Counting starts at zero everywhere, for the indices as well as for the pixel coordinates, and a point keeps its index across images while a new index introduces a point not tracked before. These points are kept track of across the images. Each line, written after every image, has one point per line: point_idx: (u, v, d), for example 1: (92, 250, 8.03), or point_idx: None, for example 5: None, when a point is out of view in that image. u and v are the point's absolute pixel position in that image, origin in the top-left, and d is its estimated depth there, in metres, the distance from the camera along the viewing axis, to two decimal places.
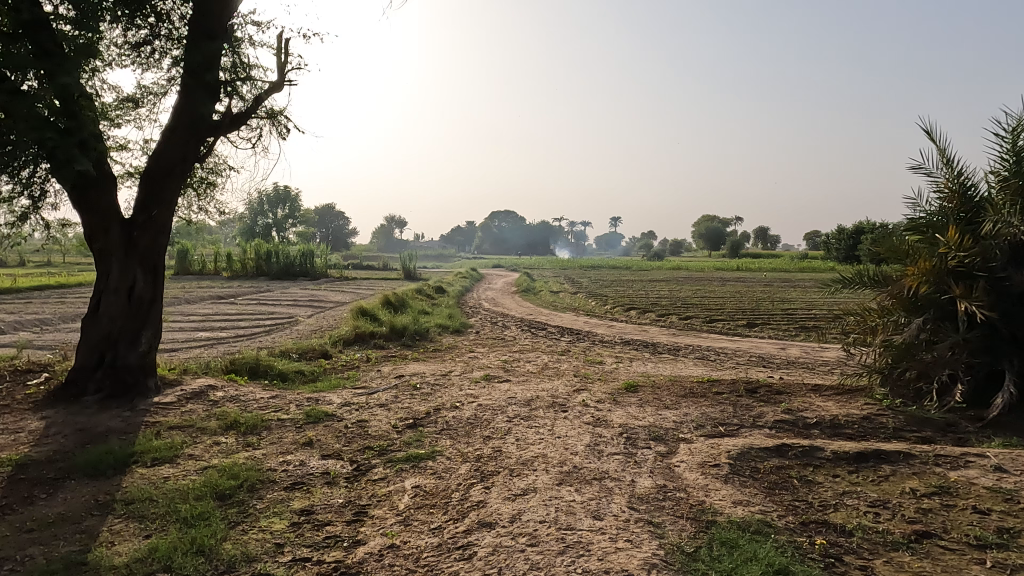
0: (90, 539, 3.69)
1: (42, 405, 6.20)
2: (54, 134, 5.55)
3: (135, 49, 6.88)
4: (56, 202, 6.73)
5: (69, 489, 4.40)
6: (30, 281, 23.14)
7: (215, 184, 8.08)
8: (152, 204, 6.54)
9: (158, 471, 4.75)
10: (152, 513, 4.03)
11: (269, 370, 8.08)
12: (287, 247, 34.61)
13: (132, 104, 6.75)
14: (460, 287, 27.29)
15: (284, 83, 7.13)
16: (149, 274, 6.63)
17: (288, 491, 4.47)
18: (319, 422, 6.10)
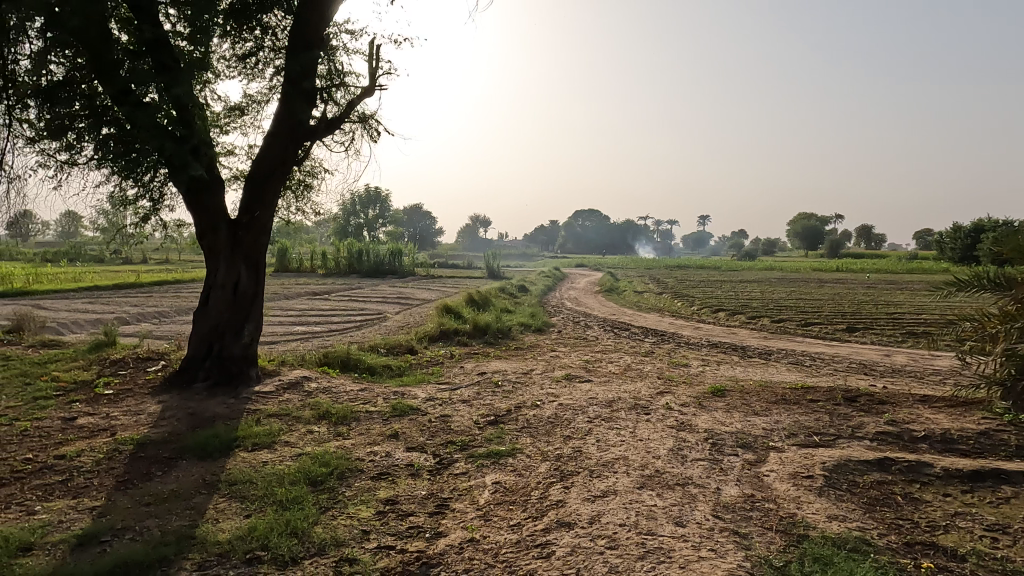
0: (198, 515, 4.00)
1: (160, 390, 6.79)
2: (171, 142, 6.06)
3: (242, 61, 7.38)
4: (174, 205, 7.34)
5: (181, 468, 4.78)
6: (152, 278, 25.42)
7: (311, 186, 8.53)
8: (255, 206, 6.96)
9: (257, 456, 5.06)
10: (252, 494, 4.32)
11: (358, 363, 8.44)
12: (376, 246, 36.05)
13: (239, 113, 7.23)
14: (543, 286, 27.45)
15: (375, 88, 7.40)
16: (252, 270, 7.08)
17: (375, 480, 4.64)
18: (404, 415, 6.30)
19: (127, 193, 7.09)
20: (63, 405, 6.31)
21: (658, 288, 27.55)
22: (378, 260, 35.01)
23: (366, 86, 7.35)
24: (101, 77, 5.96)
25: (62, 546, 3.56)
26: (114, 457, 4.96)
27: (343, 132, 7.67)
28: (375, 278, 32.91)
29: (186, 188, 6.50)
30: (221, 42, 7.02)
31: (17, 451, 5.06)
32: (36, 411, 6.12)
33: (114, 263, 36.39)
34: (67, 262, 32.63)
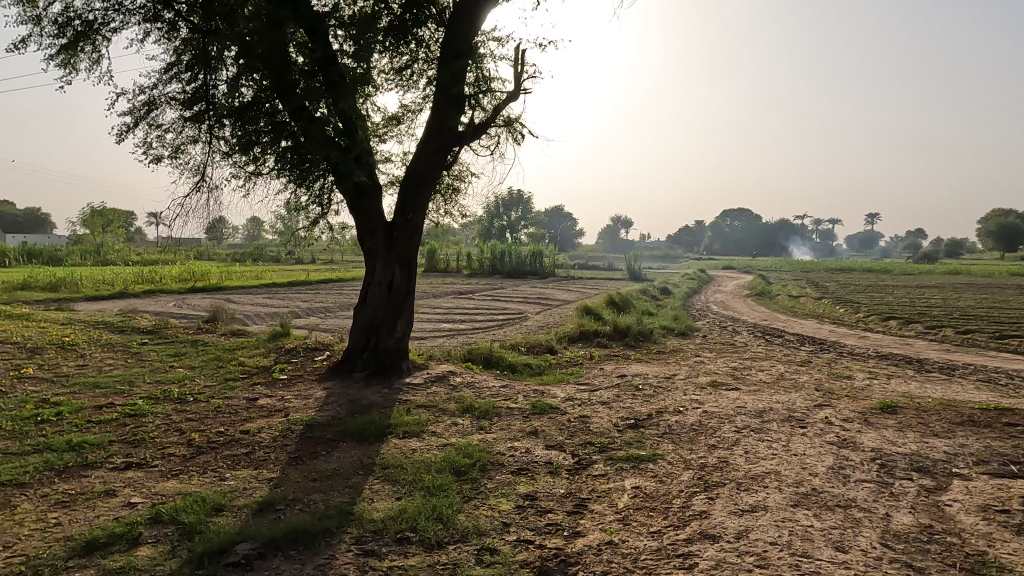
0: (356, 494, 4.35)
1: (325, 377, 7.48)
2: (337, 152, 6.64)
3: (398, 74, 7.90)
4: (338, 210, 8.04)
5: (342, 450, 5.23)
6: (320, 277, 28.12)
7: (459, 189, 8.93)
8: (408, 209, 7.41)
9: (407, 443, 5.39)
10: (403, 479, 4.61)
11: (500, 361, 8.70)
12: (518, 247, 36.92)
13: (395, 122, 7.75)
14: (687, 288, 26.44)
15: (520, 91, 7.57)
16: (405, 270, 7.54)
17: (515, 475, 4.75)
18: (544, 413, 6.38)
19: (300, 199, 7.89)
20: (247, 386, 7.19)
21: (815, 291, 26.01)
22: (520, 261, 35.83)
23: (511, 90, 7.55)
24: (281, 95, 6.68)
25: (245, 510, 4.04)
26: (287, 435, 5.54)
27: (490, 136, 7.94)
28: (517, 279, 33.70)
29: (349, 192, 7.11)
30: (381, 57, 7.57)
31: (213, 424, 5.83)
32: (226, 391, 7.03)
33: (289, 264, 40.77)
34: (251, 262, 37.13)
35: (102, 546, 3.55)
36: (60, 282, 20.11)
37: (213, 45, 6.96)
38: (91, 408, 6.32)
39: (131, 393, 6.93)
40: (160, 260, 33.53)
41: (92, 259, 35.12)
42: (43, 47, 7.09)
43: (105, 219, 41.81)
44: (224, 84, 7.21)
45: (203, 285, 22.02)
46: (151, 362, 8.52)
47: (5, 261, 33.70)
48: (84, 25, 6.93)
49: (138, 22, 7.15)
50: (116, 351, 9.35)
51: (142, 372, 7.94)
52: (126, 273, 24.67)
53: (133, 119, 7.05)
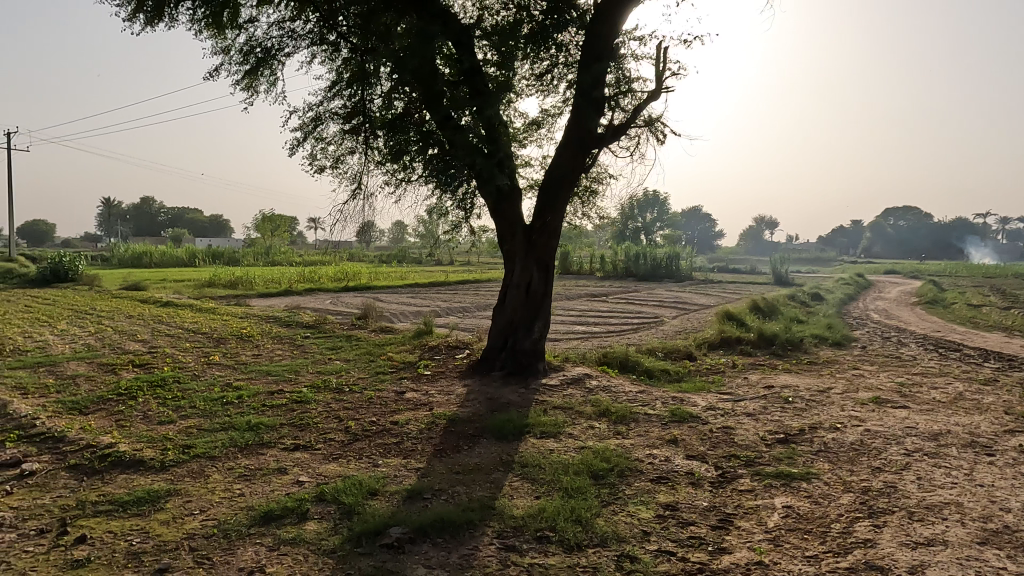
0: (497, 489, 4.48)
1: (465, 374, 7.80)
2: (481, 158, 6.89)
3: (539, 79, 8.04)
4: (480, 214, 8.31)
5: (482, 446, 5.41)
6: (458, 278, 29.34)
7: (597, 191, 8.89)
8: (547, 211, 7.48)
9: (545, 443, 5.46)
10: (541, 478, 4.68)
11: (636, 365, 8.54)
12: (654, 249, 36.06)
13: (536, 127, 7.89)
14: (842, 294, 24.28)
15: (661, 90, 7.39)
16: (543, 272, 7.64)
17: (654, 484, 4.63)
18: (684, 421, 6.17)
19: (445, 204, 8.28)
20: (396, 380, 7.68)
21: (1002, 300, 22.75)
22: (655, 263, 34.98)
23: (652, 90, 7.39)
24: (429, 106, 7.04)
25: (396, 496, 4.32)
26: (432, 428, 5.84)
27: (630, 137, 7.83)
28: (652, 281, 32.93)
29: (491, 196, 7.34)
30: (523, 65, 7.72)
31: (366, 414, 6.30)
32: (377, 383, 7.56)
33: (430, 265, 42.95)
34: (397, 264, 39.66)
35: (276, 517, 3.96)
36: (239, 280, 22.81)
37: (370, 63, 7.51)
38: (265, 393, 7.09)
39: (297, 381, 7.67)
40: (318, 262, 36.81)
41: (262, 260, 39.36)
42: (231, 74, 8.07)
43: (273, 224, 46.71)
44: (380, 99, 7.75)
45: (355, 284, 23.88)
46: (313, 353, 9.39)
47: (194, 263, 38.72)
48: (264, 52, 7.79)
49: (307, 45, 7.91)
50: (284, 343, 10.40)
51: (306, 362, 8.78)
52: (291, 273, 27.39)
53: (303, 134, 7.79)
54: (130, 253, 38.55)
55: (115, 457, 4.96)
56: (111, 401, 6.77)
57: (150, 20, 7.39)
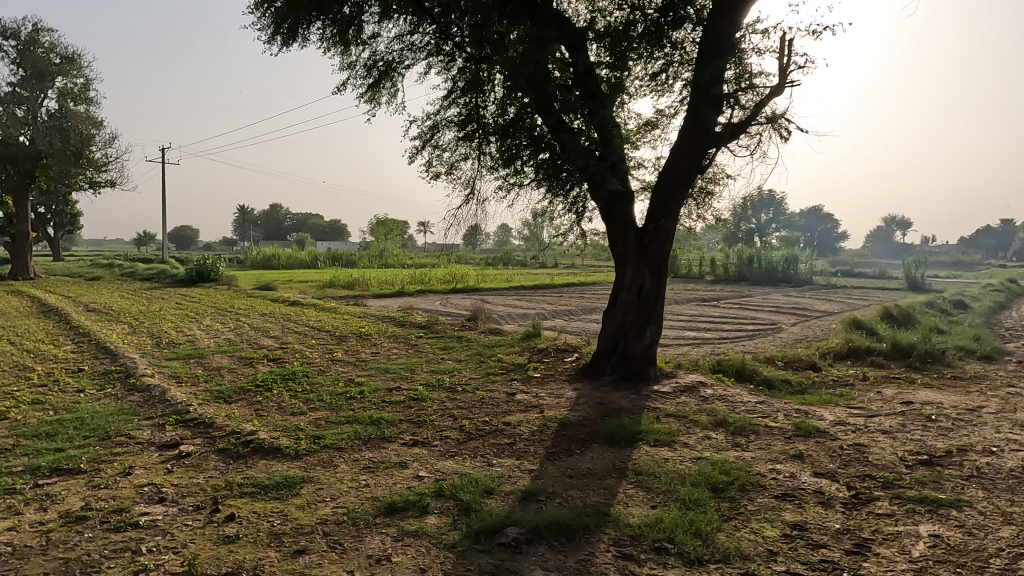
0: (611, 496, 4.43)
1: (575, 378, 7.79)
2: (594, 161, 6.84)
3: (653, 79, 7.87)
4: (591, 217, 8.28)
5: (595, 451, 5.38)
6: (563, 281, 29.42)
7: (713, 192, 8.57)
8: (660, 214, 7.31)
9: (659, 452, 5.33)
10: (657, 487, 4.56)
11: (754, 375, 8.13)
12: (769, 252, 34.26)
13: (649, 128, 7.74)
14: (991, 302, 21.81)
15: (785, 85, 7.00)
16: (655, 276, 7.46)
17: (779, 501, 4.39)
18: (810, 436, 5.80)
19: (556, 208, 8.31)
20: (506, 382, 7.80)
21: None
22: (771, 267, 33.23)
23: (775, 85, 7.01)
24: (542, 111, 7.09)
25: (511, 496, 4.39)
26: (544, 430, 5.88)
27: (750, 135, 7.49)
28: (767, 286, 31.29)
29: (603, 200, 7.28)
30: (636, 65, 7.60)
31: (479, 413, 6.45)
32: (489, 384, 7.72)
33: (535, 268, 43.39)
34: (503, 266, 40.39)
35: (400, 509, 4.15)
36: (357, 281, 24.18)
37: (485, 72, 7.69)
38: (384, 390, 7.46)
39: (413, 379, 8.01)
40: (429, 265, 38.27)
41: (377, 262, 41.47)
42: (356, 87, 8.56)
43: (387, 228, 49.09)
44: (493, 105, 7.91)
45: (463, 286, 24.57)
46: (426, 353, 9.76)
47: (317, 264, 41.46)
48: (385, 66, 8.20)
49: (425, 57, 8.23)
50: (400, 342, 10.90)
51: (421, 361, 9.14)
52: (404, 275, 28.66)
53: (421, 143, 8.13)
54: (261, 256, 41.97)
55: (256, 443, 5.42)
56: (250, 392, 7.40)
57: (286, 41, 8.00)
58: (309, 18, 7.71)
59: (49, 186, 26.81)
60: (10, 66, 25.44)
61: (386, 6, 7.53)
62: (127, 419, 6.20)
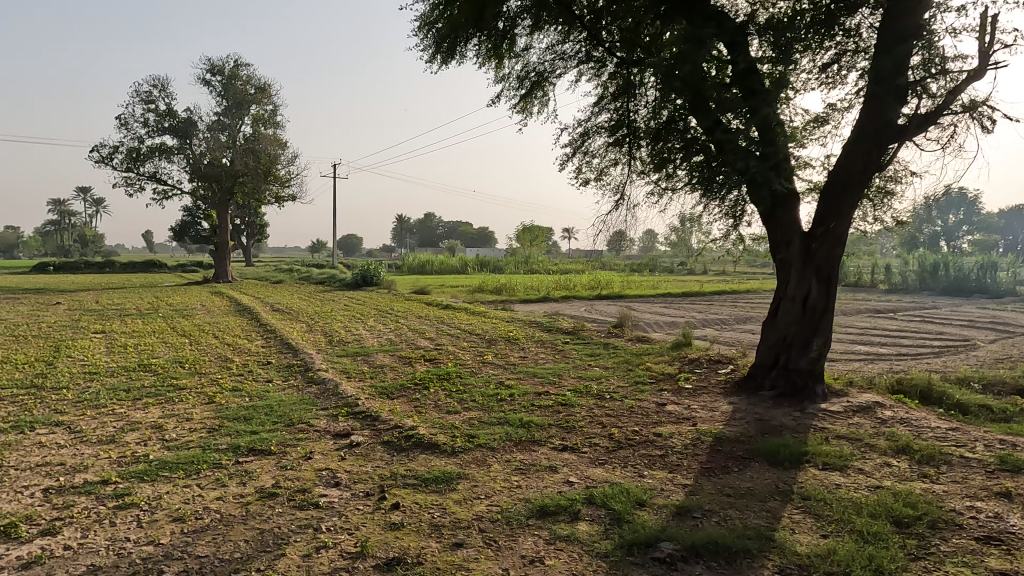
0: (775, 520, 4.13)
1: (731, 392, 7.40)
2: (756, 162, 6.42)
3: (823, 70, 7.28)
4: (749, 222, 7.83)
5: (755, 469, 5.05)
6: (714, 288, 28.14)
7: (893, 192, 7.72)
8: (830, 216, 6.72)
9: (829, 477, 4.88)
10: (828, 515, 4.18)
11: (944, 398, 7.17)
12: (959, 258, 30.13)
13: (818, 124, 7.16)
14: None
15: (987, 68, 6.13)
16: (824, 284, 6.85)
17: (981, 544, 3.82)
18: (1019, 472, 4.98)
19: (711, 212, 7.94)
20: (656, 391, 7.60)
21: None
22: (961, 274, 29.21)
23: (974, 68, 6.17)
24: (698, 112, 6.81)
25: (665, 510, 4.25)
26: (698, 445, 5.64)
27: (941, 127, 6.66)
28: (956, 297, 27.53)
29: (764, 202, 6.84)
30: (804, 58, 7.07)
31: (629, 423, 6.34)
32: (638, 393, 7.57)
33: (682, 274, 41.92)
34: (649, 273, 39.50)
35: (552, 513, 4.20)
36: (505, 287, 24.92)
37: (636, 75, 7.57)
38: (532, 393, 7.59)
39: (561, 385, 8.08)
40: (573, 272, 38.46)
41: (523, 268, 42.42)
42: (509, 99, 8.83)
43: (532, 235, 50.11)
44: (645, 109, 7.77)
45: (609, 293, 24.36)
46: (574, 359, 9.80)
47: (466, 270, 43.31)
48: (537, 76, 8.39)
49: (576, 65, 8.30)
50: (547, 347, 11.05)
51: (568, 367, 9.19)
52: (550, 280, 29.08)
53: (571, 150, 8.19)
54: (417, 262, 44.75)
55: (416, 438, 5.77)
56: (410, 389, 7.90)
57: (445, 59, 8.48)
58: (466, 36, 8.11)
59: (244, 201, 30.72)
60: (217, 98, 29.56)
61: (540, 17, 7.68)
62: (307, 409, 6.89)
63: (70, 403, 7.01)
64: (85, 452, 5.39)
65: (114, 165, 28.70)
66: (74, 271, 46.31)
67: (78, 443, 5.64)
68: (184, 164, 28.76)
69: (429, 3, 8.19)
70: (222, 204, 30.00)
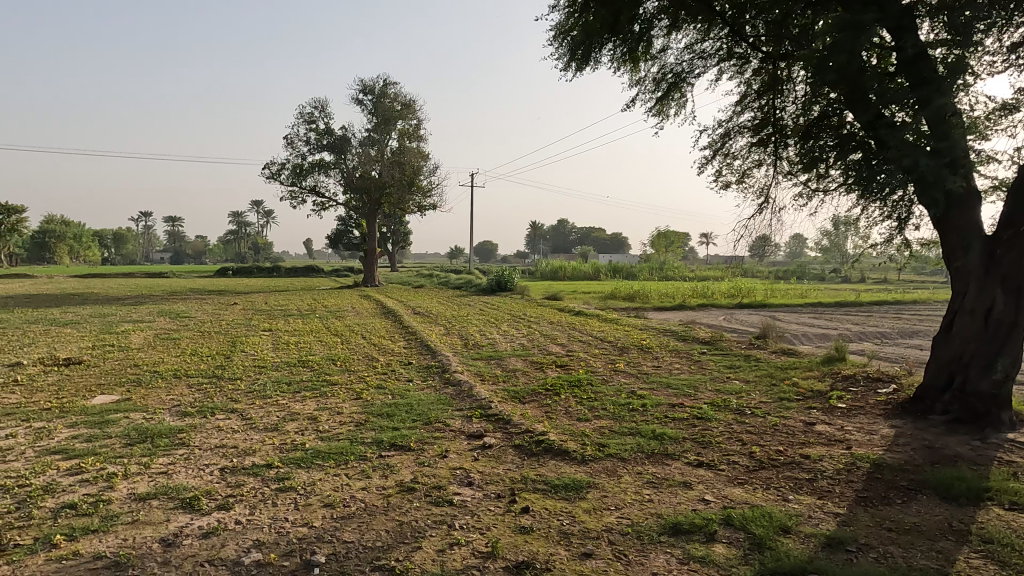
0: (947, 562, 3.65)
1: (893, 414, 6.67)
2: (926, 158, 5.72)
3: (1012, 51, 6.35)
4: (917, 224, 7.01)
5: (922, 503, 4.50)
6: (873, 298, 25.61)
7: None
8: (1021, 219, 5.83)
9: (1018, 518, 4.22)
10: (1016, 564, 3.61)
11: None
12: None
13: (1006, 112, 6.27)
14: None
15: None
16: (1013, 295, 5.95)
17: None
18: None
19: (870, 214, 7.22)
20: (803, 410, 7.03)
21: None
22: None
23: None
24: (856, 106, 6.24)
25: (813, 539, 3.91)
26: (852, 470, 5.13)
27: None
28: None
29: (935, 203, 6.10)
30: (987, 38, 6.24)
31: (772, 442, 5.92)
32: (783, 410, 7.05)
33: (835, 283, 38.57)
34: (796, 280, 36.79)
35: (686, 531, 4.03)
36: (639, 293, 24.46)
37: (784, 70, 7.12)
38: (666, 405, 7.35)
39: (697, 397, 7.73)
40: (712, 279, 36.80)
41: (657, 275, 41.28)
42: (644, 102, 8.66)
43: (668, 240, 48.70)
44: (793, 105, 7.27)
45: (751, 301, 23.02)
46: (711, 370, 9.35)
47: (599, 276, 42.99)
48: (674, 77, 8.14)
49: (716, 63, 7.95)
50: (682, 357, 10.65)
51: (705, 379, 8.77)
52: (687, 287, 28.09)
53: (710, 152, 7.86)
54: (549, 268, 45.23)
55: (546, 444, 5.81)
56: (541, 394, 7.98)
57: (579, 66, 8.50)
58: (601, 42, 8.08)
59: (390, 210, 32.89)
60: (368, 116, 31.97)
61: (677, 17, 7.46)
62: (444, 409, 7.20)
63: (242, 393, 7.90)
64: (254, 437, 6.04)
65: (281, 180, 32.02)
66: (247, 275, 52.18)
67: (248, 429, 6.33)
68: (339, 178, 31.43)
69: (564, 12, 8.26)
70: (371, 213, 32.33)
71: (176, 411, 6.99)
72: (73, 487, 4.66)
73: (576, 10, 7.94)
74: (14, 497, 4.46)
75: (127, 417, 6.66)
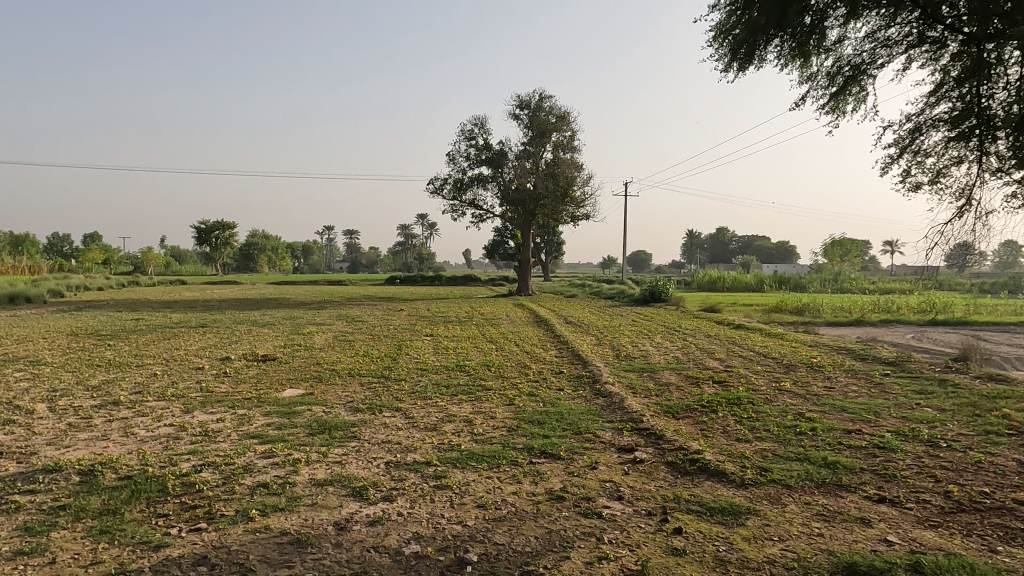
0: None
1: None
2: None
3: None
4: None
5: None
6: None
7: None
8: None
9: None
10: None
11: None
12: None
13: None
14: None
15: None
16: None
17: None
18: None
19: None
20: (1017, 447, 5.99)
21: None
22: None
23: None
24: None
25: None
26: None
27: None
28: None
29: None
30: None
31: (975, 481, 5.11)
32: (989, 446, 6.06)
33: None
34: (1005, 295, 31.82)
35: (863, 573, 3.60)
36: (809, 306, 22.57)
37: (990, 53, 6.16)
38: (841, 430, 6.66)
39: (878, 424, 6.91)
40: (897, 292, 33.01)
41: (831, 287, 37.84)
42: (816, 99, 7.98)
43: (844, 249, 44.52)
44: (1003, 92, 6.28)
45: (947, 317, 20.27)
46: (896, 395, 8.31)
47: (762, 287, 40.22)
48: (853, 70, 7.40)
49: (904, 50, 7.09)
50: (860, 378, 9.60)
51: (888, 404, 7.82)
52: (866, 301, 25.41)
53: (896, 151, 7.03)
54: (707, 278, 43.44)
55: (702, 463, 5.53)
56: (696, 411, 7.62)
57: (742, 66, 8.06)
58: (766, 39, 7.61)
59: (544, 221, 33.57)
60: (524, 129, 32.98)
61: (855, 5, 6.77)
62: (594, 419, 7.16)
63: (407, 393, 8.47)
64: (416, 436, 6.44)
65: (444, 195, 34.12)
66: (412, 283, 56.10)
67: (410, 428, 6.77)
68: (497, 191, 32.75)
69: (725, 11, 7.90)
70: (526, 224, 33.27)
71: (349, 407, 7.67)
72: (266, 468, 5.31)
73: (738, 7, 7.54)
74: (222, 473, 5.18)
75: (310, 410, 7.46)
